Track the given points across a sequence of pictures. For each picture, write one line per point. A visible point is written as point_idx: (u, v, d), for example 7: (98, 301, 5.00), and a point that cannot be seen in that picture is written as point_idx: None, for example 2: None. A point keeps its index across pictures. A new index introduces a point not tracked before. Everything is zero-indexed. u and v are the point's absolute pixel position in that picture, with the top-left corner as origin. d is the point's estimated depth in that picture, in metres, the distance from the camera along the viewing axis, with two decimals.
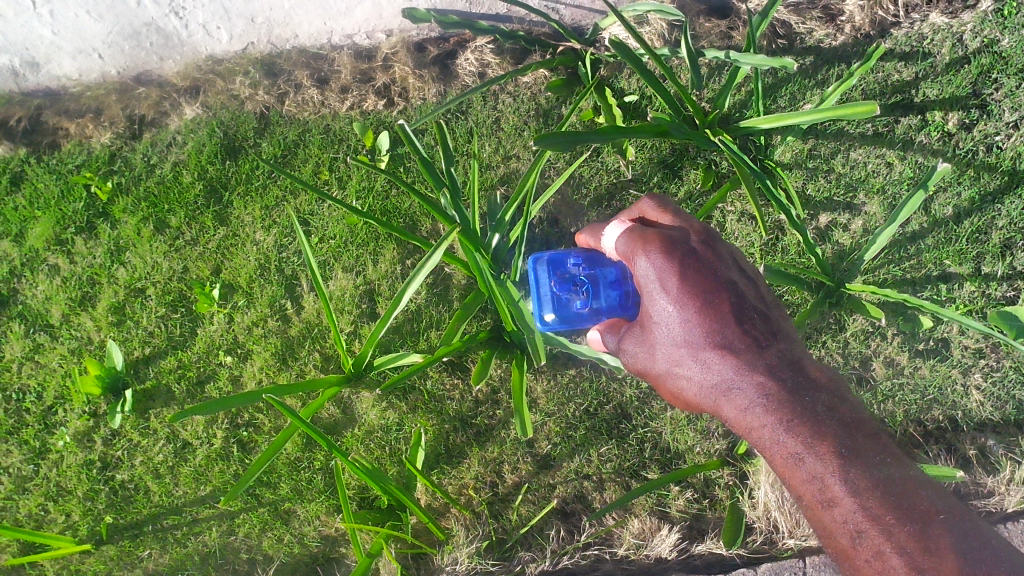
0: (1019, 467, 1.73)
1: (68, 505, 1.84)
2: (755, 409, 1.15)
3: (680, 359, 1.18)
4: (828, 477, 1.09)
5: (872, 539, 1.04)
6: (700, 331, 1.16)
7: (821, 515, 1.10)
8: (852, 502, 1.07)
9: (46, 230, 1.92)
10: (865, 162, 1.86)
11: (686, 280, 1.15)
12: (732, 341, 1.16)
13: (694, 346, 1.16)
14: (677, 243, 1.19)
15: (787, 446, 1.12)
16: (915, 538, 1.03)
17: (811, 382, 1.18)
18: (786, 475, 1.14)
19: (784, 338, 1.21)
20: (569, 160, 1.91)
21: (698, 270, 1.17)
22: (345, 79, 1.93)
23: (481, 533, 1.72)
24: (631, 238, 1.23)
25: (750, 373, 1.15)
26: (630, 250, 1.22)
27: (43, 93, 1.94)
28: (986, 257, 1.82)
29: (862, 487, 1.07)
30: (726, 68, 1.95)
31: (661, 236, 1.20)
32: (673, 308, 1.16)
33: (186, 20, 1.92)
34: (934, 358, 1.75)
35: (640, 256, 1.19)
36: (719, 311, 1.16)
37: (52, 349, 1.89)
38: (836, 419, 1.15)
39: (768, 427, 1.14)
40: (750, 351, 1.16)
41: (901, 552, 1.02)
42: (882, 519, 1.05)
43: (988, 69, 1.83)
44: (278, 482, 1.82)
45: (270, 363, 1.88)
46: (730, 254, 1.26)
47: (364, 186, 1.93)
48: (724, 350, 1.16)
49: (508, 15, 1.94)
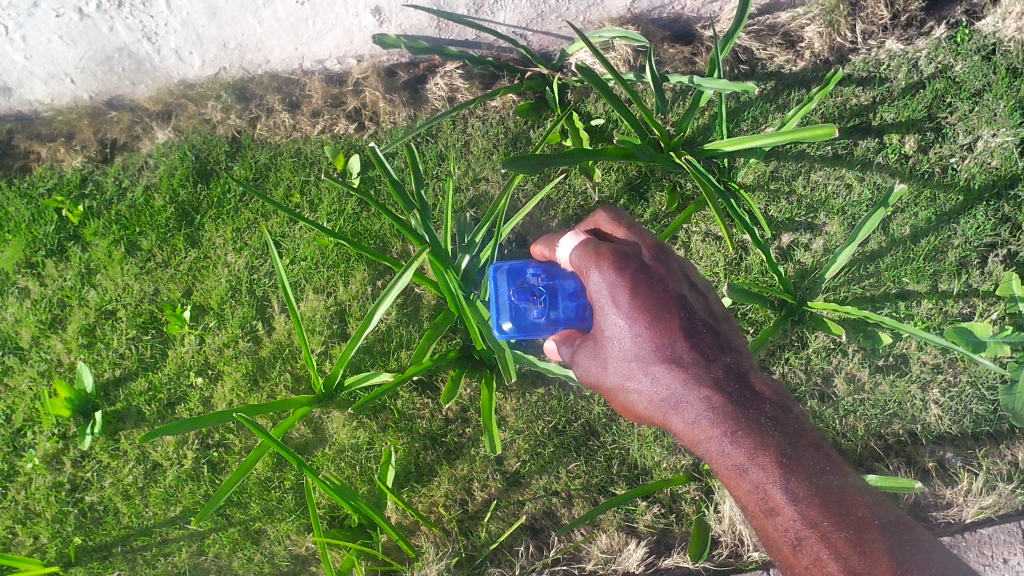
0: (976, 479, 1.77)
1: (36, 528, 1.84)
2: (702, 421, 1.18)
3: (630, 373, 1.21)
4: (770, 486, 1.14)
5: (811, 546, 1.09)
6: (650, 345, 1.19)
7: (764, 523, 1.15)
8: (792, 511, 1.12)
9: (17, 253, 1.93)
10: (825, 184, 1.91)
11: (637, 295, 1.19)
12: (680, 355, 1.19)
13: (644, 360, 1.20)
14: (628, 258, 1.23)
15: (732, 457, 1.16)
16: (852, 544, 1.08)
17: (757, 393, 1.21)
18: (732, 484, 1.18)
19: (732, 350, 1.23)
20: (538, 182, 1.95)
21: (648, 285, 1.21)
22: (316, 104, 1.97)
23: (450, 551, 1.73)
24: (585, 251, 1.28)
25: (698, 387, 1.18)
26: (583, 264, 1.27)
27: (15, 117, 1.96)
28: (943, 275, 1.88)
29: (802, 495, 1.12)
30: (690, 93, 2.00)
31: (614, 251, 1.24)
32: (624, 322, 1.20)
33: (158, 45, 1.91)
34: (894, 374, 1.80)
35: (593, 269, 1.24)
36: (668, 326, 1.19)
37: (22, 371, 1.90)
38: (780, 429, 1.18)
39: (715, 439, 1.17)
40: (698, 365, 1.19)
41: (838, 557, 1.07)
42: (820, 525, 1.10)
43: (942, 93, 1.89)
44: (249, 502, 1.82)
45: (241, 383, 1.89)
46: (682, 267, 1.28)
47: (335, 209, 1.95)
48: (672, 364, 1.19)
49: (477, 40, 1.97)
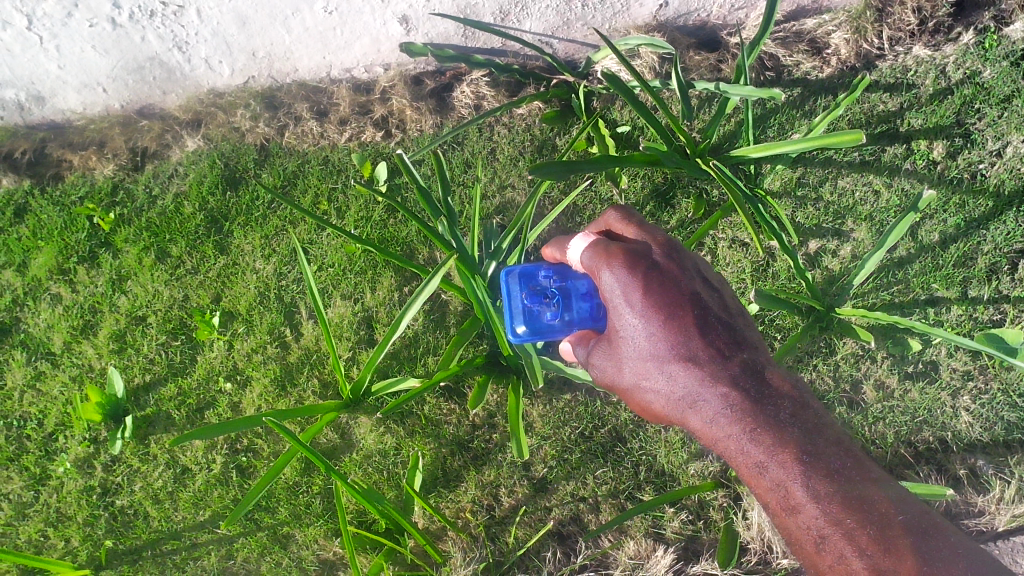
0: (1008, 487, 1.75)
1: (67, 531, 1.86)
2: (720, 419, 1.19)
3: (646, 373, 1.21)
4: (790, 483, 1.14)
5: (834, 544, 1.09)
6: (665, 344, 1.19)
7: (786, 520, 1.15)
8: (814, 508, 1.12)
9: (49, 260, 1.96)
10: (853, 190, 1.90)
11: (651, 295, 1.18)
12: (696, 353, 1.19)
13: (660, 359, 1.19)
14: (641, 257, 1.22)
15: (751, 455, 1.17)
16: (876, 540, 1.08)
17: (773, 389, 1.21)
18: (752, 482, 1.19)
19: (748, 347, 1.24)
20: (564, 189, 1.95)
21: (662, 283, 1.20)
22: (343, 112, 1.98)
23: (478, 556, 1.73)
24: (596, 251, 1.26)
25: (714, 385, 1.19)
26: (593, 263, 1.25)
27: (48, 126, 1.98)
28: (972, 281, 1.86)
29: (823, 492, 1.12)
30: (716, 100, 2.00)
31: (625, 250, 1.23)
32: (639, 322, 1.19)
33: (189, 55, 1.93)
34: (924, 381, 1.78)
35: (605, 269, 1.22)
36: (682, 324, 1.19)
37: (54, 376, 1.92)
38: (798, 425, 1.19)
39: (733, 437, 1.18)
40: (714, 362, 1.20)
41: (863, 555, 1.07)
42: (843, 523, 1.10)
43: (971, 99, 1.88)
44: (277, 507, 1.83)
45: (270, 389, 1.90)
46: (694, 263, 1.28)
47: (363, 216, 1.97)
48: (689, 362, 1.19)
49: (503, 48, 1.98)
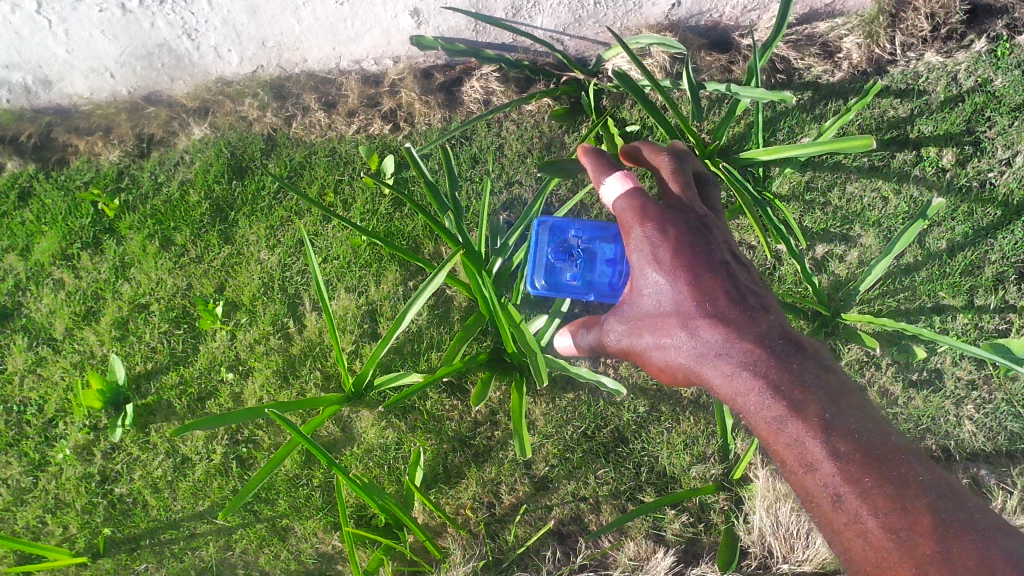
0: (1010, 497, 1.74)
1: (65, 518, 1.85)
2: (739, 374, 1.14)
3: (670, 329, 1.21)
4: (810, 439, 1.08)
5: (849, 502, 1.04)
6: (690, 301, 1.20)
7: (802, 479, 1.09)
8: (831, 465, 1.06)
9: (52, 245, 1.95)
10: (862, 196, 1.90)
11: (679, 256, 1.24)
12: (721, 313, 1.19)
13: (684, 316, 1.20)
14: (671, 222, 1.29)
15: (770, 409, 1.11)
16: (891, 500, 1.03)
17: (801, 350, 1.17)
18: (770, 439, 1.12)
19: (775, 315, 1.22)
20: (572, 187, 1.93)
21: (691, 248, 1.25)
22: (352, 104, 1.97)
23: (477, 553, 1.73)
24: (628, 208, 1.34)
25: (738, 341, 1.16)
26: (628, 224, 1.32)
27: (54, 110, 1.98)
28: (979, 289, 1.86)
29: (842, 451, 1.07)
30: (726, 101, 1.99)
31: (659, 214, 1.30)
32: (665, 280, 1.23)
33: (198, 42, 1.93)
34: (928, 389, 1.78)
35: (637, 228, 1.30)
36: (708, 283, 1.21)
37: (56, 362, 1.91)
38: (821, 384, 1.13)
39: (753, 392, 1.13)
40: (739, 322, 1.18)
41: (877, 514, 1.02)
42: (861, 481, 1.04)
43: (982, 107, 1.87)
44: (277, 499, 1.82)
45: (271, 380, 1.89)
46: (726, 240, 1.32)
47: (369, 209, 1.96)
48: (713, 320, 1.18)
49: (514, 43, 1.96)
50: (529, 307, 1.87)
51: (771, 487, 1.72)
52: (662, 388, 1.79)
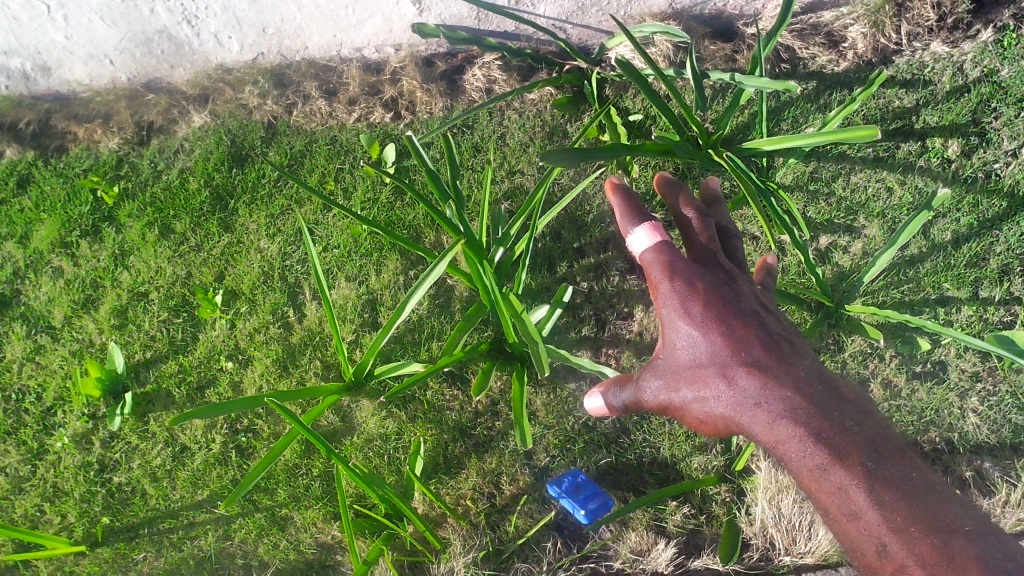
0: (1015, 490, 1.72)
1: (63, 507, 1.83)
2: (779, 421, 1.10)
3: (706, 380, 1.17)
4: (854, 487, 1.03)
5: (895, 553, 0.98)
6: (725, 350, 1.17)
7: (847, 529, 1.04)
8: (875, 513, 1.01)
9: (52, 233, 1.94)
10: (866, 186, 1.88)
11: (709, 305, 1.20)
12: (757, 361, 1.15)
13: (719, 365, 1.16)
14: (701, 270, 1.25)
15: (812, 457, 1.07)
16: (939, 550, 0.96)
17: (839, 395, 1.13)
18: (813, 490, 1.08)
19: (813, 363, 1.19)
20: (574, 177, 1.92)
21: (720, 297, 1.22)
22: (352, 92, 1.96)
23: (477, 544, 1.70)
24: (655, 255, 1.29)
25: (776, 389, 1.12)
26: (654, 272, 1.27)
27: (53, 97, 1.98)
28: (984, 281, 1.84)
29: (888, 500, 1.01)
30: (730, 90, 1.98)
31: (685, 262, 1.26)
32: (696, 329, 1.19)
33: (198, 28, 1.92)
34: (932, 381, 1.76)
35: (665, 278, 1.25)
36: (741, 334, 1.18)
37: (54, 351, 1.90)
38: (864, 430, 1.09)
39: (794, 441, 1.09)
40: (775, 370, 1.15)
41: (924, 565, 0.96)
42: (908, 531, 0.99)
43: (988, 98, 1.85)
44: (276, 488, 1.80)
45: (270, 369, 1.87)
46: (754, 290, 1.30)
47: (369, 198, 1.94)
48: (750, 368, 1.15)
49: (517, 31, 1.95)
50: (530, 296, 1.86)
51: (774, 479, 1.69)
52: None
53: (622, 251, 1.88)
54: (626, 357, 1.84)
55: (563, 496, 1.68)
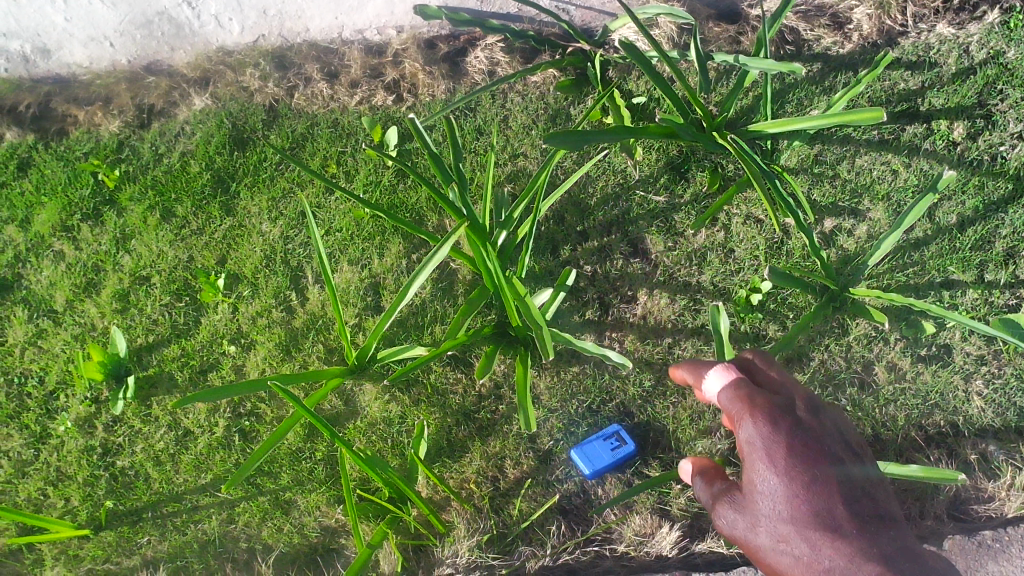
0: (1019, 473, 1.70)
1: (68, 490, 1.79)
2: (860, 564, 1.15)
3: (785, 537, 1.21)
4: None
5: None
6: (806, 509, 1.21)
7: None
8: None
9: (53, 216, 1.94)
10: (871, 169, 1.86)
11: (790, 443, 1.26)
12: (844, 539, 1.19)
13: (803, 525, 1.20)
14: (782, 414, 1.32)
15: None
16: None
17: None
18: None
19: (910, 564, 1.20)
20: (577, 160, 1.91)
21: (802, 446, 1.27)
22: (354, 74, 1.98)
23: (481, 528, 1.71)
24: (737, 401, 1.35)
25: (861, 562, 1.15)
26: (737, 420, 1.34)
27: (53, 80, 2.00)
28: (989, 265, 1.81)
29: None
30: (735, 72, 1.95)
31: (768, 407, 1.32)
32: (774, 479, 1.25)
33: (198, 11, 2.01)
34: (936, 364, 1.75)
35: (747, 420, 1.31)
36: (825, 486, 1.23)
37: (56, 334, 1.88)
38: None
39: None
40: (866, 550, 1.18)
41: None
42: None
43: (994, 80, 1.85)
44: (279, 472, 1.78)
45: (273, 353, 1.85)
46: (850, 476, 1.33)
47: (372, 180, 1.93)
48: (832, 536, 1.19)
49: (519, 14, 1.98)
50: (533, 280, 1.84)
51: None
52: (668, 361, 1.79)
53: (626, 234, 1.87)
54: (630, 341, 1.81)
55: (625, 434, 1.74)
